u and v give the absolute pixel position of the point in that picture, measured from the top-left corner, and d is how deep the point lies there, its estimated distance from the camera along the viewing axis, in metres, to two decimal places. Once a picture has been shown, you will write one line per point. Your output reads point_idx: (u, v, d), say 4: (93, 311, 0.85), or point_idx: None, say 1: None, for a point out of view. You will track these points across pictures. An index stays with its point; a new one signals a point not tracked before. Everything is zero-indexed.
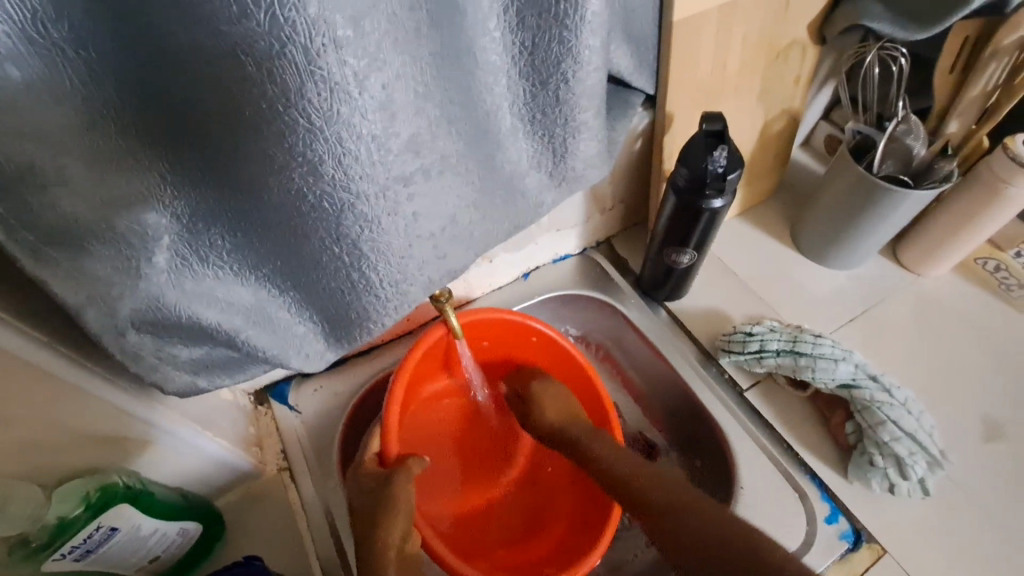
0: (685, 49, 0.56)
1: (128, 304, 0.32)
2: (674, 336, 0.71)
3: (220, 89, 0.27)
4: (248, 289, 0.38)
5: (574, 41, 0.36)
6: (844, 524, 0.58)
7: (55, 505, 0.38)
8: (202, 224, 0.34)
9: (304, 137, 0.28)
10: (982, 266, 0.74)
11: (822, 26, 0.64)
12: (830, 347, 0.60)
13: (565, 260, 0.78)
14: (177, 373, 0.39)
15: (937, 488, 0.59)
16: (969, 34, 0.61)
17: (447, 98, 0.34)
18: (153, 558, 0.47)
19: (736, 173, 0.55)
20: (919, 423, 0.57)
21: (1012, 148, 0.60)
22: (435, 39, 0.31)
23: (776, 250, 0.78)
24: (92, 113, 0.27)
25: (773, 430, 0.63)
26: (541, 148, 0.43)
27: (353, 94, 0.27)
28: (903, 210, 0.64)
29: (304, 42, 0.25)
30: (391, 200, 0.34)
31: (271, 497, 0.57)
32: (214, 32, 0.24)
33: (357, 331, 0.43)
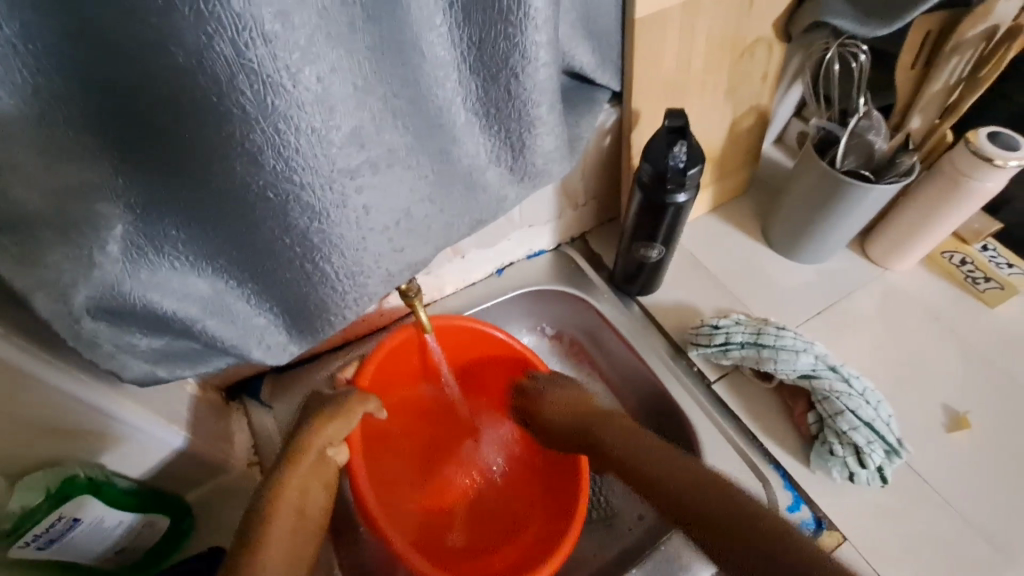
0: (646, 46, 0.57)
1: (82, 292, 0.33)
2: (645, 330, 0.72)
3: (160, 81, 0.28)
4: (205, 281, 0.39)
5: (520, 38, 0.36)
6: (806, 512, 0.59)
7: (19, 493, 0.39)
8: (155, 215, 0.34)
9: (242, 127, 0.29)
10: (948, 260, 0.75)
11: (787, 24, 0.65)
12: (791, 339, 0.62)
13: (540, 256, 0.79)
14: (136, 362, 0.39)
15: (898, 477, 0.60)
16: (931, 28, 0.59)
17: (392, 91, 0.34)
18: (118, 549, 0.47)
19: (696, 168, 0.56)
20: (877, 412, 0.58)
21: (975, 142, 0.61)
22: (373, 34, 0.31)
23: (747, 245, 0.79)
24: (38, 106, 0.27)
25: (739, 421, 0.64)
26: (499, 143, 0.44)
27: (287, 86, 0.28)
28: (868, 204, 0.65)
29: (232, 35, 0.26)
30: (338, 192, 0.34)
31: (240, 491, 0.58)
32: (148, 24, 0.25)
33: (318, 323, 0.44)
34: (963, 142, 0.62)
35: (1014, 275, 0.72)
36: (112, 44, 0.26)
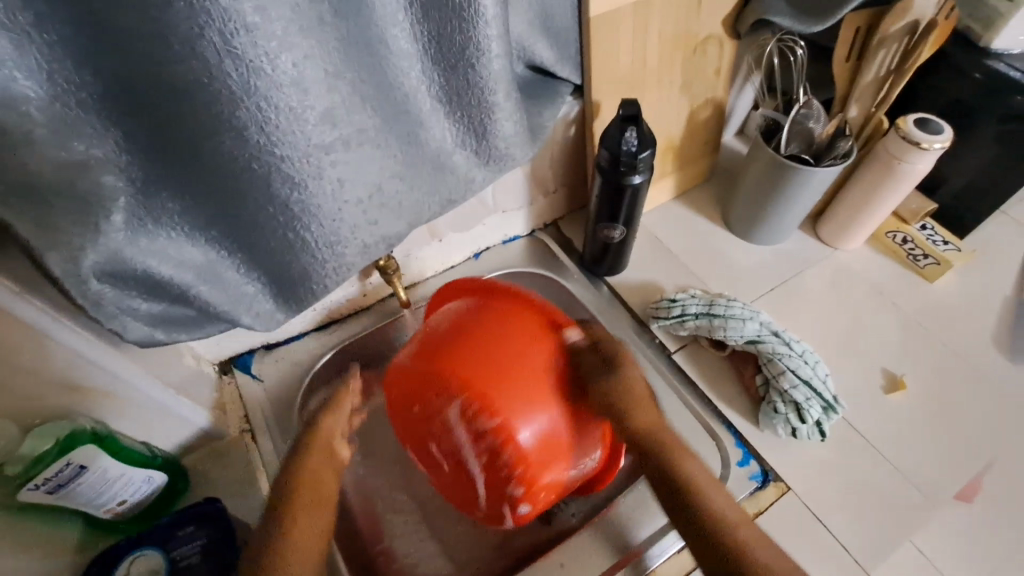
0: (602, 43, 0.62)
1: (91, 257, 0.37)
2: (612, 307, 0.77)
3: (157, 65, 0.32)
4: (199, 250, 0.44)
5: (473, 32, 0.41)
6: (754, 466, 0.64)
7: (31, 440, 0.44)
8: (154, 189, 0.39)
9: (228, 105, 0.34)
10: (891, 239, 0.81)
11: (734, 23, 0.71)
12: (739, 309, 0.68)
13: (515, 241, 0.84)
14: (136, 324, 0.44)
15: (838, 432, 0.66)
16: (859, 25, 0.64)
17: (360, 78, 0.40)
18: (121, 502, 0.52)
19: (647, 151, 0.61)
20: (814, 372, 0.65)
21: (904, 128, 0.67)
22: (340, 27, 0.37)
23: (707, 229, 0.85)
24: (55, 89, 0.32)
25: (696, 386, 0.70)
26: (463, 129, 0.49)
27: (267, 70, 0.33)
28: (810, 186, 0.70)
29: (219, 27, 0.31)
30: (315, 166, 0.39)
31: (234, 455, 0.63)
32: (148, 18, 0.30)
33: (301, 290, 0.49)
34: (894, 128, 0.67)
35: (948, 251, 0.79)
36: (117, 34, 0.31)
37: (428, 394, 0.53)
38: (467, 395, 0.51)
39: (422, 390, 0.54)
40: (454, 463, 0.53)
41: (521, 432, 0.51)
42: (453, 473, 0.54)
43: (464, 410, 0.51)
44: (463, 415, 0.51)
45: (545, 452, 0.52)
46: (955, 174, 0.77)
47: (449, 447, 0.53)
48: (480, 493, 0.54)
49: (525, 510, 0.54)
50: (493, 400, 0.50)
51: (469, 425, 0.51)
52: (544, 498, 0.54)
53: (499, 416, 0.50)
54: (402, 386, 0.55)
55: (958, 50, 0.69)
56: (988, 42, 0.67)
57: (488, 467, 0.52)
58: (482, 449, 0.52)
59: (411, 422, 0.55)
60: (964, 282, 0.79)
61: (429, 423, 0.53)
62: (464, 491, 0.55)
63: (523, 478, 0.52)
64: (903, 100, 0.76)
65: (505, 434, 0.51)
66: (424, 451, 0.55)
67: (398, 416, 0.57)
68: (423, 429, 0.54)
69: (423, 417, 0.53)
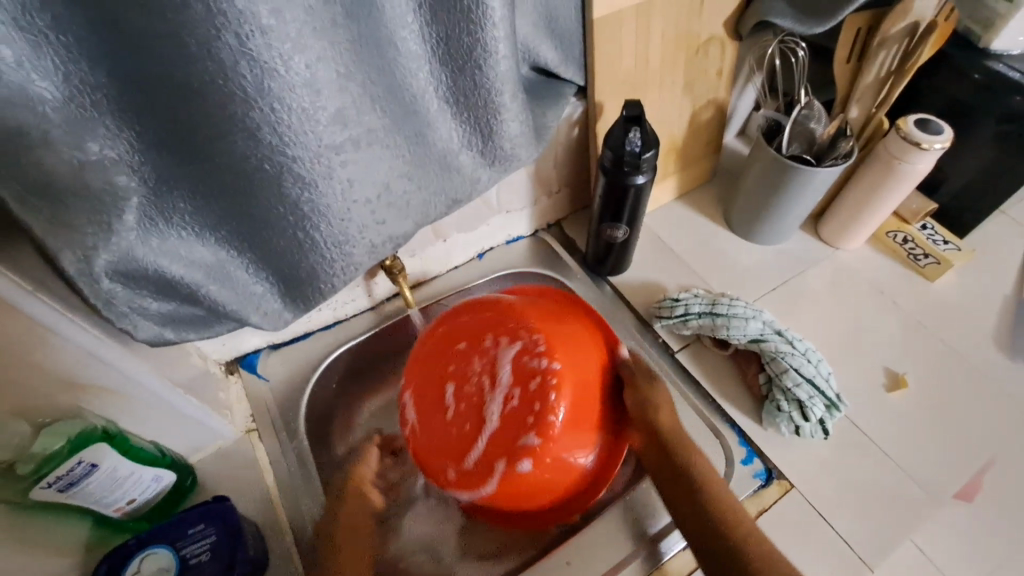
0: (605, 44, 0.63)
1: (103, 256, 0.38)
2: (615, 307, 0.78)
3: (172, 66, 0.33)
4: (209, 249, 0.44)
5: (481, 34, 0.42)
6: (758, 464, 0.64)
7: (43, 438, 0.44)
8: (166, 189, 0.40)
9: (242, 106, 0.35)
10: (892, 239, 0.81)
11: (736, 24, 0.72)
12: (743, 308, 0.69)
13: (518, 242, 0.85)
14: (146, 322, 0.45)
15: (841, 431, 0.67)
16: (860, 26, 0.65)
17: (370, 79, 0.40)
18: (130, 500, 0.52)
19: (651, 151, 0.62)
20: (817, 370, 0.65)
21: (904, 129, 0.67)
22: (352, 29, 0.37)
23: (709, 229, 0.85)
24: (72, 90, 0.32)
25: (699, 385, 0.70)
26: (470, 130, 0.50)
27: (281, 71, 0.34)
28: (811, 187, 0.71)
29: (235, 28, 0.31)
30: (326, 166, 0.40)
31: (240, 454, 0.63)
32: (165, 20, 0.31)
33: (309, 290, 0.49)
34: (895, 129, 0.68)
35: (949, 251, 0.79)
36: (133, 35, 0.31)
37: (490, 334, 0.57)
38: (533, 340, 0.55)
39: (477, 334, 0.58)
40: (478, 405, 0.54)
41: (565, 396, 0.53)
42: (468, 419, 0.54)
43: (525, 350, 0.55)
44: (521, 355, 0.55)
45: (574, 425, 0.54)
46: (955, 174, 0.78)
47: (486, 386, 0.55)
48: (486, 437, 0.53)
49: (523, 471, 0.52)
50: (560, 352, 0.55)
51: (524, 364, 0.54)
52: (547, 464, 0.53)
53: (555, 366, 0.53)
54: (456, 330, 0.59)
55: (957, 51, 0.70)
56: (987, 43, 0.68)
57: (518, 409, 0.53)
58: (521, 390, 0.53)
59: (450, 360, 0.58)
60: (965, 282, 0.79)
61: (474, 365, 0.56)
62: (467, 437, 0.54)
63: (545, 428, 0.52)
64: (903, 100, 0.77)
65: (552, 381, 0.53)
66: (449, 392, 0.56)
67: (436, 353, 0.59)
68: (460, 370, 0.56)
69: (471, 353, 0.57)
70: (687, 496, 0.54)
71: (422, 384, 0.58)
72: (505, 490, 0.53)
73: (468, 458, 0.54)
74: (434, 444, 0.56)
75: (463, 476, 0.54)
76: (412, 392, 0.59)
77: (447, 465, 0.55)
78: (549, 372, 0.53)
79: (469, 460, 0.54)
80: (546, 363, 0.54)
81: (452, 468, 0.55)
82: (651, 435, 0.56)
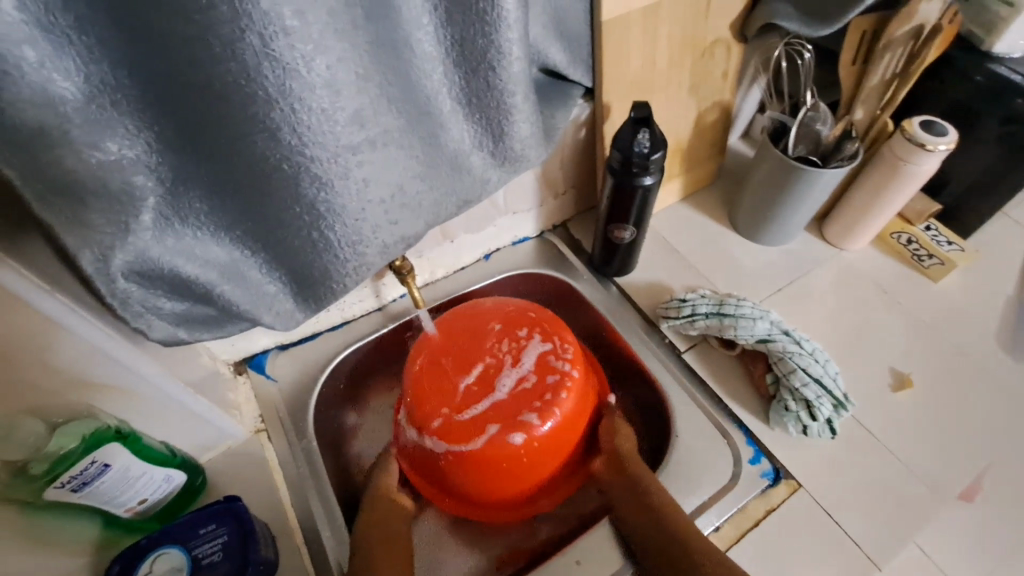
0: (613, 46, 0.63)
1: (119, 256, 0.38)
2: (621, 307, 0.78)
3: (194, 66, 0.33)
4: (223, 249, 0.44)
5: (495, 36, 0.42)
6: (766, 464, 0.65)
7: (57, 437, 0.44)
8: (182, 189, 0.40)
9: (263, 106, 0.35)
10: (897, 240, 0.82)
11: (742, 26, 0.72)
12: (750, 309, 0.69)
13: (525, 243, 0.85)
14: (160, 322, 0.45)
15: (848, 431, 0.67)
16: (866, 29, 0.65)
17: (387, 80, 0.41)
18: (141, 500, 0.52)
19: (659, 153, 0.62)
20: (825, 370, 0.65)
21: (909, 130, 0.68)
22: (370, 30, 0.38)
23: (714, 230, 0.86)
24: (93, 89, 0.32)
25: (706, 385, 0.70)
26: (481, 130, 0.50)
27: (302, 72, 0.34)
28: (816, 187, 0.71)
29: (259, 29, 0.31)
30: (343, 166, 0.40)
31: (249, 455, 0.63)
32: (190, 20, 0.31)
33: (321, 290, 0.49)
34: (899, 130, 0.69)
35: (953, 252, 0.80)
36: (156, 35, 0.32)
37: (521, 328, 0.66)
38: (562, 347, 0.64)
39: (503, 328, 0.66)
40: (494, 379, 0.62)
41: (570, 401, 0.62)
42: (479, 386, 0.62)
43: (552, 351, 0.64)
44: (547, 353, 0.64)
45: (563, 427, 0.62)
46: (958, 175, 0.78)
47: (506, 367, 0.63)
48: (492, 402, 0.60)
49: (511, 442, 0.59)
50: (580, 364, 0.64)
51: (549, 361, 0.63)
52: (531, 443, 0.60)
53: (573, 374, 0.63)
54: (478, 318, 0.67)
55: (960, 53, 0.70)
56: (990, 46, 0.68)
57: (529, 393, 0.61)
58: (539, 378, 0.62)
59: (472, 338, 0.65)
60: (969, 282, 0.80)
61: (496, 349, 0.64)
62: (472, 398, 0.61)
63: (545, 415, 0.60)
64: (907, 101, 0.78)
65: (567, 381, 0.62)
66: (468, 362, 0.63)
67: (460, 329, 0.66)
68: (481, 350, 0.64)
69: (495, 339, 0.65)
70: (640, 511, 0.58)
71: (438, 347, 0.65)
72: (484, 453, 0.59)
73: (466, 414, 0.60)
74: (437, 396, 0.61)
75: (454, 428, 0.59)
76: (426, 351, 0.65)
77: (442, 416, 0.60)
78: (569, 375, 0.62)
79: (467, 416, 0.60)
80: (567, 368, 0.63)
81: (447, 419, 0.60)
82: (617, 457, 0.63)
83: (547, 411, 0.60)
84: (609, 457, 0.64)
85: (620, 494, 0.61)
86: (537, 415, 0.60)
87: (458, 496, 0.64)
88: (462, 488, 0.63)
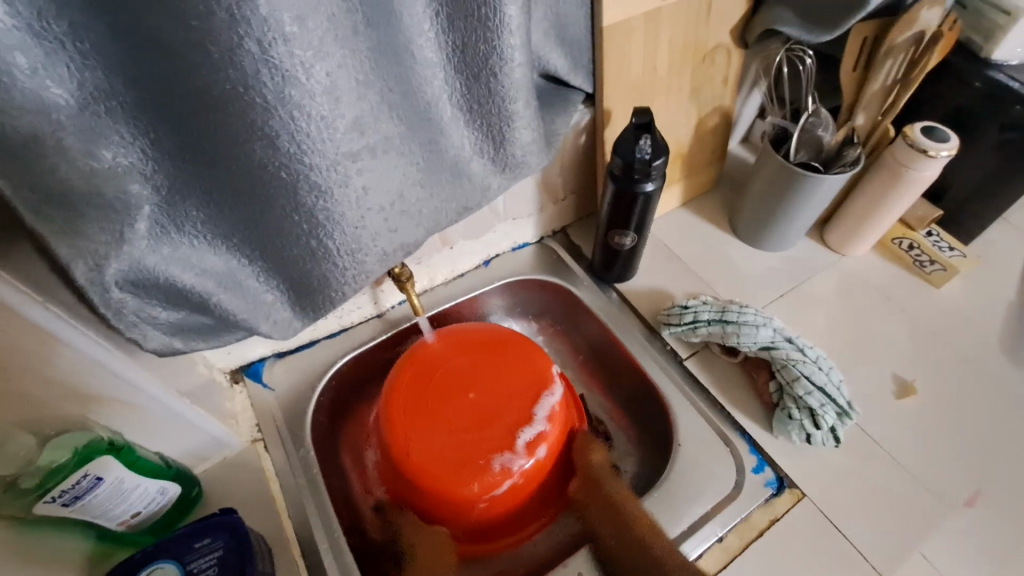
0: (614, 52, 0.63)
1: (114, 265, 0.37)
2: (622, 314, 0.78)
3: (190, 71, 0.32)
4: (219, 257, 0.44)
5: (497, 42, 0.42)
6: (769, 473, 0.64)
7: (48, 452, 0.43)
8: (178, 197, 0.39)
9: (262, 114, 0.34)
10: (898, 245, 0.82)
11: (743, 32, 0.72)
12: (752, 315, 0.68)
13: (524, 248, 0.85)
14: (155, 332, 0.44)
15: (852, 439, 0.66)
16: (867, 35, 0.65)
17: (387, 87, 0.40)
18: (134, 513, 0.51)
19: (660, 159, 0.62)
20: (828, 378, 0.65)
21: (911, 136, 0.67)
22: (371, 36, 0.37)
23: (715, 236, 0.85)
24: (88, 95, 0.32)
25: (709, 393, 0.70)
26: (482, 136, 0.50)
27: (302, 80, 0.34)
28: (819, 193, 0.71)
29: (258, 36, 0.31)
30: (342, 173, 0.40)
31: (245, 464, 0.62)
32: (187, 25, 0.30)
33: (320, 299, 0.49)
34: (901, 136, 0.68)
35: (954, 258, 0.79)
36: (151, 38, 0.31)
37: (496, 351, 0.67)
38: (538, 361, 0.66)
39: (483, 355, 0.67)
40: (489, 413, 0.62)
41: (558, 418, 0.64)
42: (478, 426, 0.62)
43: (531, 368, 0.66)
44: (527, 372, 0.65)
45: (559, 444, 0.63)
46: (959, 181, 0.78)
47: (494, 395, 0.64)
48: (491, 437, 0.61)
49: (529, 468, 0.61)
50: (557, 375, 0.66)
51: (534, 380, 0.65)
52: (544, 464, 0.62)
53: (557, 383, 0.65)
54: (453, 352, 0.67)
55: (960, 59, 0.71)
56: (989, 53, 0.68)
57: (521, 416, 0.62)
58: (528, 398, 0.63)
59: (455, 375, 0.65)
60: (971, 289, 0.79)
61: (485, 378, 0.65)
62: (478, 441, 0.61)
63: (544, 435, 0.62)
64: (907, 107, 0.78)
65: (555, 393, 0.64)
66: (458, 401, 0.63)
67: (438, 362, 0.66)
68: (467, 384, 0.64)
69: (479, 369, 0.66)
70: (617, 528, 0.60)
71: (419, 395, 0.64)
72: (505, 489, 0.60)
73: (470, 457, 0.60)
74: (439, 449, 0.60)
75: (472, 477, 0.59)
76: (407, 404, 0.63)
77: (455, 469, 0.59)
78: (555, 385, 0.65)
79: (471, 460, 0.60)
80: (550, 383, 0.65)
81: (461, 471, 0.59)
82: (591, 474, 0.66)
83: (543, 432, 0.62)
84: (585, 475, 0.66)
85: (598, 511, 0.63)
86: (535, 438, 0.61)
87: (476, 539, 0.64)
88: (480, 528, 0.63)
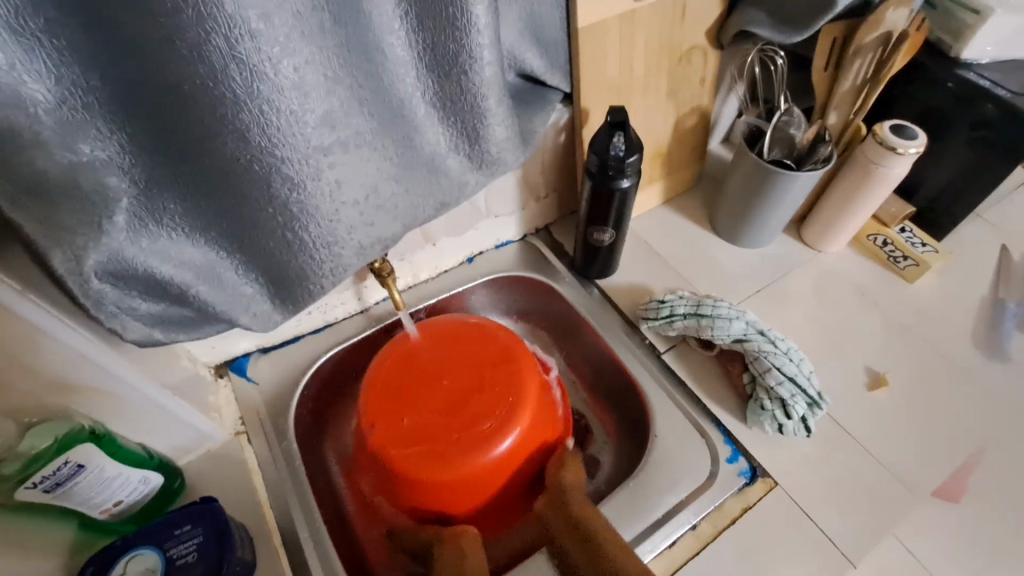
0: (590, 52, 0.65)
1: (93, 256, 0.38)
2: (602, 310, 0.79)
3: (164, 66, 0.34)
4: (198, 250, 0.45)
5: (465, 40, 0.43)
6: (743, 463, 0.65)
7: (30, 437, 0.44)
8: (155, 190, 0.40)
9: (232, 108, 0.36)
10: (873, 242, 0.83)
11: (718, 33, 0.74)
12: (726, 309, 0.70)
13: (508, 246, 0.86)
14: (136, 323, 0.45)
15: (824, 430, 0.68)
16: (836, 35, 0.67)
17: (359, 83, 0.42)
18: (116, 502, 0.52)
19: (634, 156, 0.63)
20: (800, 368, 0.67)
21: (880, 134, 0.69)
22: (340, 34, 0.39)
23: (695, 233, 0.87)
24: (64, 91, 0.33)
25: (685, 386, 0.71)
26: (457, 134, 0.51)
27: (270, 74, 0.35)
28: (793, 191, 0.73)
29: (225, 32, 0.32)
30: (314, 166, 0.41)
31: (228, 456, 0.63)
32: (158, 23, 0.32)
33: (299, 293, 0.50)
34: (871, 134, 0.70)
35: (927, 253, 0.81)
36: (122, 36, 0.32)
37: (470, 348, 0.68)
38: (514, 357, 0.67)
39: (461, 347, 0.68)
40: (462, 400, 0.63)
41: (526, 413, 0.63)
42: (449, 416, 0.62)
43: (504, 364, 0.66)
44: (500, 368, 0.66)
45: (526, 438, 0.63)
46: (931, 179, 0.80)
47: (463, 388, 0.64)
48: (455, 428, 0.61)
49: (500, 455, 0.61)
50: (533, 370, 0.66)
51: (506, 375, 0.65)
52: (518, 448, 0.62)
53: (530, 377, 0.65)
54: (431, 343, 0.68)
55: (929, 59, 0.73)
56: (957, 53, 0.71)
57: (487, 410, 0.62)
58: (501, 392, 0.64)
59: (431, 365, 0.66)
60: (944, 284, 0.81)
61: (459, 368, 0.66)
62: (449, 431, 0.61)
63: (508, 430, 0.61)
64: (880, 105, 0.79)
65: (528, 381, 0.65)
66: (431, 391, 0.64)
67: (414, 355, 0.67)
68: (441, 373, 0.66)
69: (454, 359, 0.67)
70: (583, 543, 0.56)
71: (394, 383, 0.65)
72: (477, 477, 0.60)
73: (432, 446, 0.60)
74: (411, 437, 0.61)
75: (441, 464, 0.59)
76: (385, 396, 0.64)
77: (426, 456, 0.60)
78: (528, 376, 0.65)
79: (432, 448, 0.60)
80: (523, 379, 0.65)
81: (436, 459, 0.59)
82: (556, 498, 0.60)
83: (506, 425, 0.62)
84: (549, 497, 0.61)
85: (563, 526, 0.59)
86: (498, 432, 0.61)
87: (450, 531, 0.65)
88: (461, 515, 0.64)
